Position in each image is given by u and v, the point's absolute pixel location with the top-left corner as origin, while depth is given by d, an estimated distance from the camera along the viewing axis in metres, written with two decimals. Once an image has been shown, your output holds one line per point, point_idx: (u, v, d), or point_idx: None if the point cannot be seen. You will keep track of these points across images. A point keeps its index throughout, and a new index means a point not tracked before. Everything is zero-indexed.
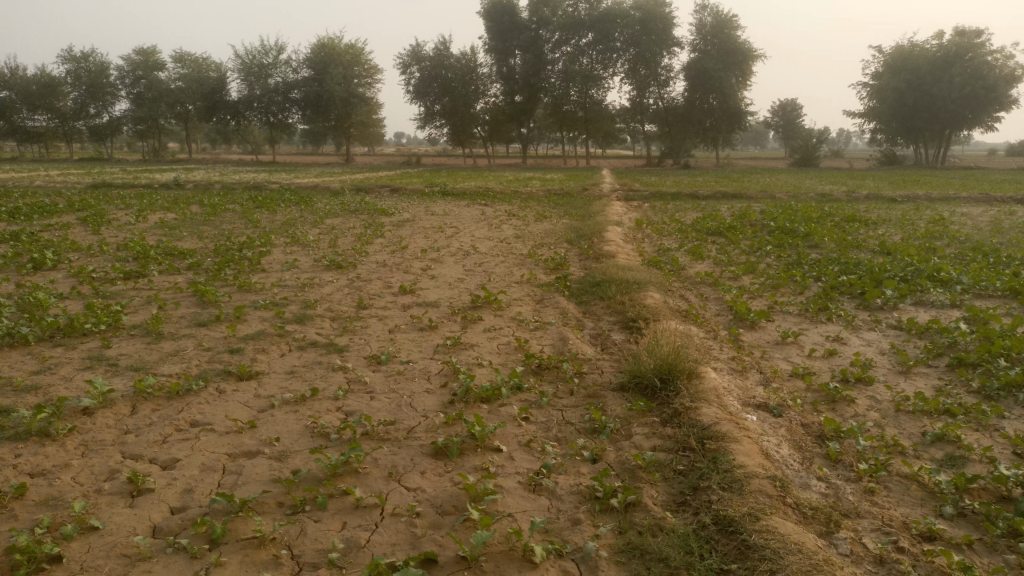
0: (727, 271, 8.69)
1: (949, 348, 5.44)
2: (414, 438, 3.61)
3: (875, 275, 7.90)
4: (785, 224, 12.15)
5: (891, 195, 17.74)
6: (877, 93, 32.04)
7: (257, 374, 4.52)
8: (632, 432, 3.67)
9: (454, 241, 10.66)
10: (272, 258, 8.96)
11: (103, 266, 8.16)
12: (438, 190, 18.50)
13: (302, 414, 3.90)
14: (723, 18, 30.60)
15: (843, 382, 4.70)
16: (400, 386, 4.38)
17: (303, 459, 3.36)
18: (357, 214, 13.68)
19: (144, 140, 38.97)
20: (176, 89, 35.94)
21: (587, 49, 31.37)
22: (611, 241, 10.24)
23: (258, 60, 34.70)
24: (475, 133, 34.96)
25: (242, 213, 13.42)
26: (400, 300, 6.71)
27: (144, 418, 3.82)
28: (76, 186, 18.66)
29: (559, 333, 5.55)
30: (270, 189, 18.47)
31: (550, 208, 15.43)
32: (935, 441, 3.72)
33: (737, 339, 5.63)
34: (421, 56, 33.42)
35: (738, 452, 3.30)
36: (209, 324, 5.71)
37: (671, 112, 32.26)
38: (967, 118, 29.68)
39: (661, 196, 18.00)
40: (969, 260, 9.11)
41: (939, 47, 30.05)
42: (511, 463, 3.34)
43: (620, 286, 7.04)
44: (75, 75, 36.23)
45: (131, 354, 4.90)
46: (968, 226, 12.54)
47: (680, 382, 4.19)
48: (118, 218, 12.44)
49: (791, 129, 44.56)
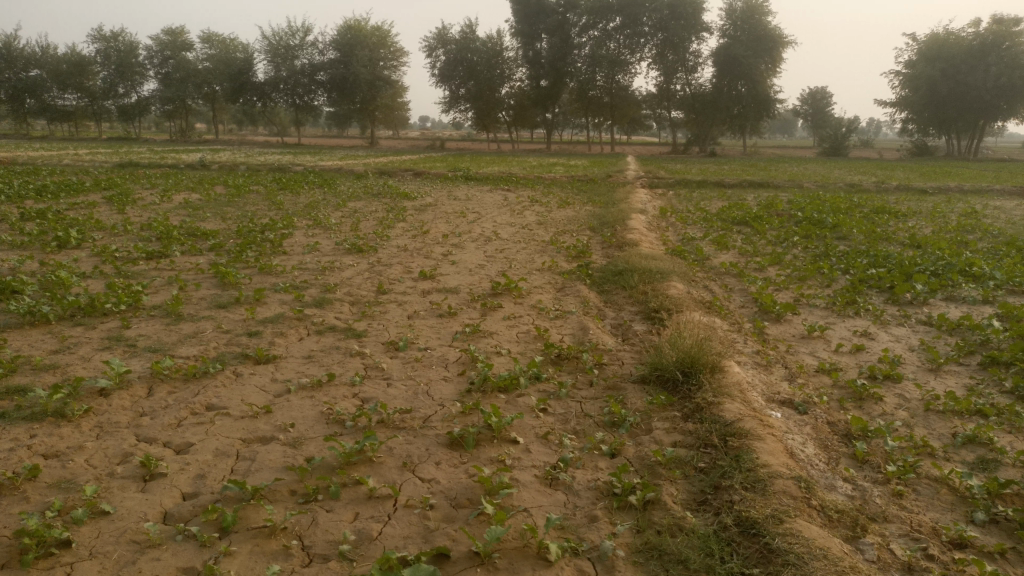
0: (753, 261, 8.55)
1: (982, 346, 5.28)
2: (430, 427, 3.55)
3: (905, 269, 7.72)
4: (812, 215, 11.94)
5: (922, 187, 17.41)
6: (910, 82, 31.38)
7: (274, 357, 4.50)
8: (653, 427, 3.59)
9: (476, 227, 10.58)
10: (294, 240, 8.95)
11: (126, 245, 8.20)
12: (461, 174, 18.43)
13: (317, 400, 3.87)
14: (754, 3, 30.13)
15: (871, 379, 4.58)
16: (417, 374, 4.32)
17: (316, 446, 3.32)
18: (379, 198, 13.64)
19: (172, 121, 39.21)
20: (204, 70, 36.10)
21: (615, 34, 30.99)
22: (635, 229, 10.12)
23: (285, 42, 34.70)
24: (500, 117, 34.80)
25: (265, 194, 13.42)
26: (419, 286, 6.66)
27: (159, 400, 3.80)
28: (104, 165, 18.78)
29: (580, 322, 5.47)
30: (294, 171, 18.48)
31: (573, 194, 15.30)
32: (966, 443, 3.60)
33: (762, 332, 5.52)
34: (447, 39, 33.21)
35: (762, 450, 3.21)
36: (228, 306, 5.69)
37: (698, 99, 31.69)
38: (1002, 109, 28.99)
39: (686, 183, 17.80)
40: (1002, 254, 8.88)
41: (975, 35, 29.38)
42: (528, 455, 3.28)
43: (643, 275, 6.93)
44: (104, 55, 36.50)
45: (150, 335, 4.89)
46: (1001, 220, 12.25)
47: (702, 376, 4.09)
48: (143, 198, 12.52)
49: (821, 118, 43.85)
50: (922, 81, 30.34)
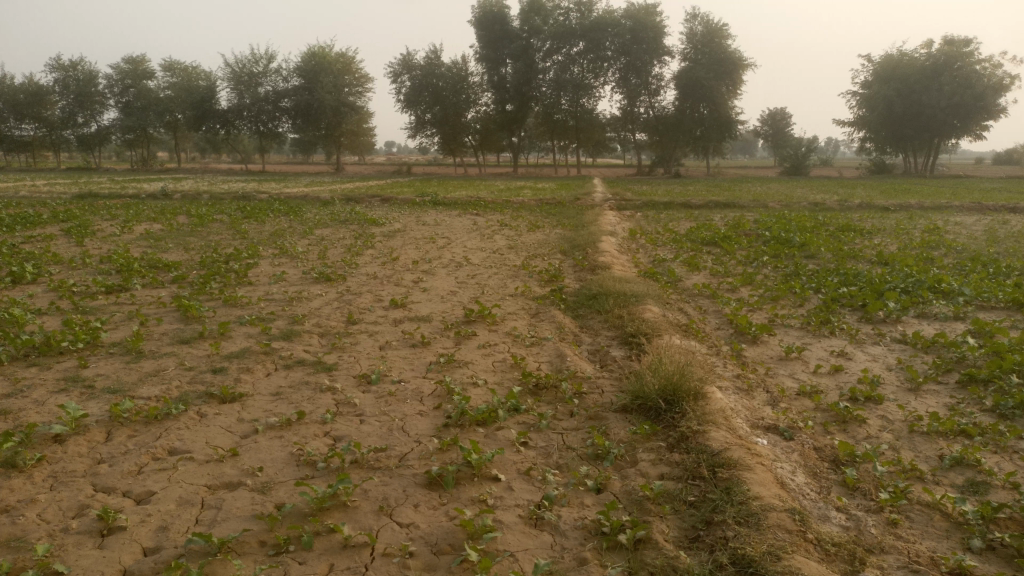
0: (725, 282, 8.53)
1: (958, 363, 5.27)
2: (406, 466, 3.39)
3: (876, 287, 7.73)
4: (779, 234, 12.00)
5: (884, 204, 17.67)
6: (867, 102, 32.01)
7: (240, 396, 4.31)
8: (638, 458, 3.48)
9: (446, 252, 10.44)
10: (259, 270, 8.74)
11: (84, 279, 7.94)
12: (429, 199, 18.30)
13: (288, 440, 3.69)
14: (714, 27, 30.60)
15: (852, 402, 4.51)
16: (392, 409, 4.16)
17: (287, 491, 3.14)
18: (347, 224, 13.46)
19: (134, 150, 38.60)
20: (165, 98, 35.67)
21: (579, 58, 31.31)
22: (606, 252, 10.06)
23: (248, 69, 34.56)
24: (466, 141, 34.85)
25: (230, 224, 13.17)
26: (390, 315, 6.51)
27: (118, 445, 3.61)
28: (62, 196, 18.31)
29: (556, 349, 5.36)
30: (259, 199, 18.20)
31: (542, 218, 15.26)
32: (953, 465, 3.54)
33: (740, 355, 5.45)
34: (412, 65, 33.22)
35: (752, 481, 3.11)
36: (191, 341, 5.48)
37: (661, 121, 32.04)
38: (956, 127, 29.75)
39: (653, 205, 17.85)
40: (969, 270, 8.99)
41: (928, 56, 30.14)
42: (510, 494, 3.14)
43: (618, 299, 6.86)
44: (63, 84, 35.85)
45: (109, 374, 4.68)
46: (963, 236, 12.43)
47: (685, 404, 3.99)
48: (102, 229, 12.23)
49: (781, 138, 44.59)
50: (878, 101, 30.95)
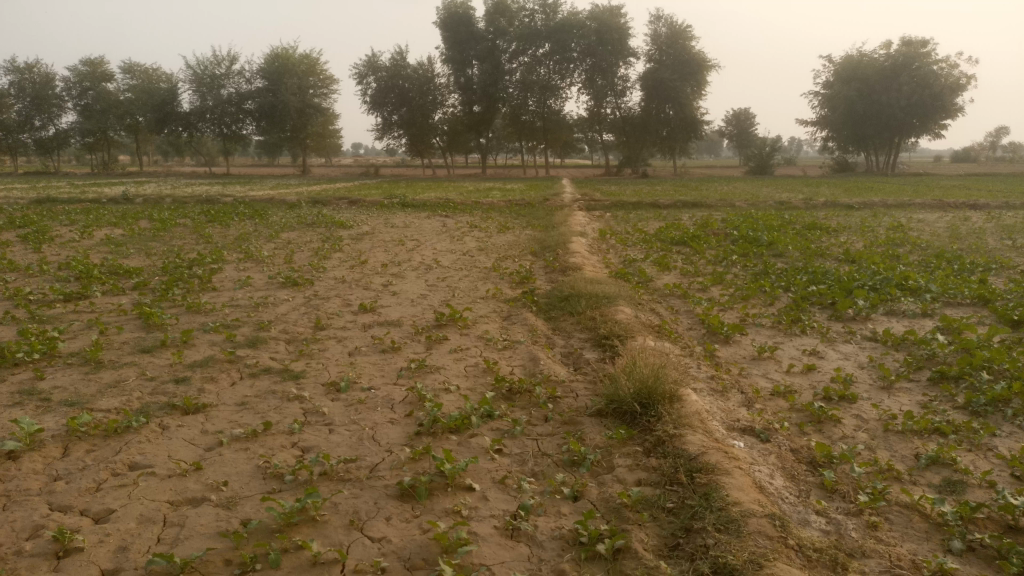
0: (695, 282, 8.52)
1: (929, 361, 5.29)
2: (378, 477, 3.30)
3: (845, 285, 7.78)
4: (747, 233, 12.06)
5: (848, 202, 17.88)
6: (829, 101, 32.43)
7: (204, 407, 4.17)
8: (615, 464, 3.42)
9: (415, 255, 10.32)
10: (224, 276, 8.56)
11: (41, 286, 7.70)
12: (397, 201, 18.16)
13: (254, 453, 3.56)
14: (678, 28, 30.82)
15: (826, 402, 4.50)
16: (362, 417, 4.05)
17: (252, 507, 3.03)
18: (314, 227, 13.27)
19: (94, 153, 37.82)
20: (126, 101, 35.01)
21: (545, 60, 31.35)
22: (576, 253, 10.01)
23: (210, 71, 33.99)
24: (433, 143, 34.60)
25: (193, 228, 12.92)
26: (359, 319, 6.38)
27: (75, 461, 3.45)
28: (20, 201, 17.87)
29: (529, 352, 5.29)
30: (223, 203, 17.90)
31: (512, 219, 15.19)
32: (929, 464, 3.53)
33: (713, 355, 5.42)
34: (378, 67, 32.94)
35: (731, 486, 3.06)
36: (153, 350, 5.31)
37: (628, 121, 32.13)
38: (915, 125, 30.35)
39: (622, 205, 17.89)
40: (933, 267, 9.09)
41: (887, 57, 30.63)
42: (486, 504, 3.05)
43: (590, 300, 6.81)
44: (19, 87, 35.08)
45: (66, 386, 4.50)
46: (926, 233, 12.61)
47: (661, 407, 3.94)
48: (61, 235, 11.91)
49: (745, 137, 45.04)
50: (840, 101, 31.40)
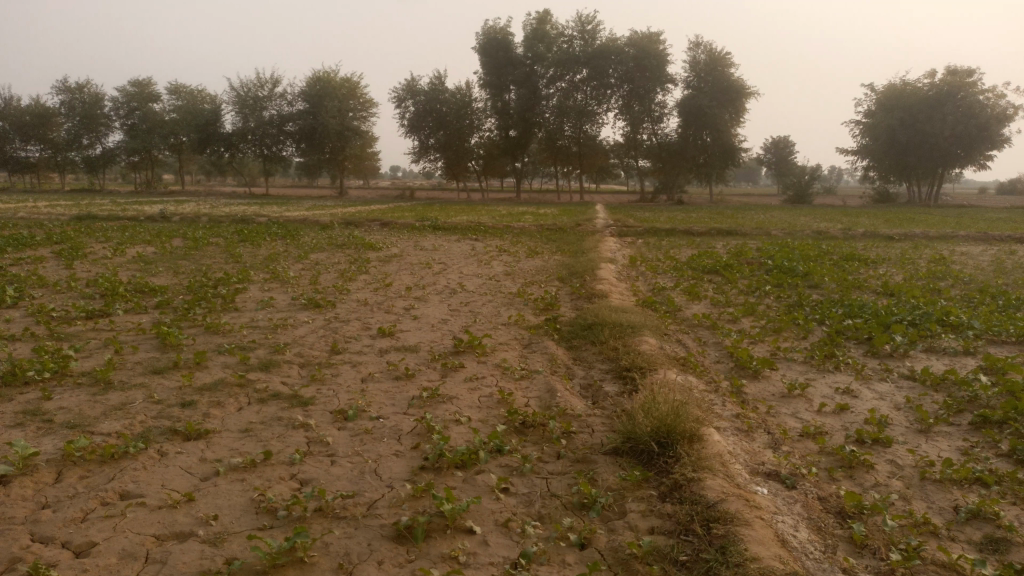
0: (725, 312, 8.26)
1: (971, 404, 4.98)
2: (375, 516, 3.13)
3: (882, 319, 7.47)
4: (782, 263, 11.77)
5: (888, 233, 17.44)
6: (870, 130, 31.81)
7: (206, 433, 4.04)
8: (626, 509, 3.21)
9: (441, 278, 10.22)
10: (247, 296, 8.51)
11: (65, 303, 7.71)
12: (429, 224, 18.13)
13: (249, 484, 3.42)
14: (716, 55, 30.62)
15: (859, 445, 4.23)
16: (366, 449, 3.89)
17: (239, 544, 2.88)
18: (343, 249, 13.25)
19: (138, 172, 38.58)
20: (170, 121, 35.71)
21: (582, 85, 31.32)
22: (604, 280, 9.83)
23: (253, 93, 34.56)
24: (469, 167, 34.73)
25: (225, 247, 12.97)
26: (376, 344, 6.25)
27: (67, 488, 3.34)
28: (61, 217, 18.19)
29: (546, 383, 5.11)
30: (257, 222, 18.03)
31: (542, 243, 15.09)
32: (969, 519, 3.26)
33: (740, 391, 5.18)
34: (416, 90, 33.30)
35: (750, 539, 2.83)
36: (165, 371, 5.22)
37: (664, 148, 31.94)
38: (960, 155, 29.66)
39: (655, 232, 17.63)
40: (977, 302, 8.71)
41: (931, 85, 30.10)
42: (484, 550, 2.87)
43: (613, 329, 6.60)
44: (69, 106, 36.06)
45: (71, 408, 4.41)
46: (969, 267, 12.15)
47: (680, 447, 3.71)
48: (94, 252, 12.02)
49: (784, 165, 44.54)
50: (881, 130, 30.78)
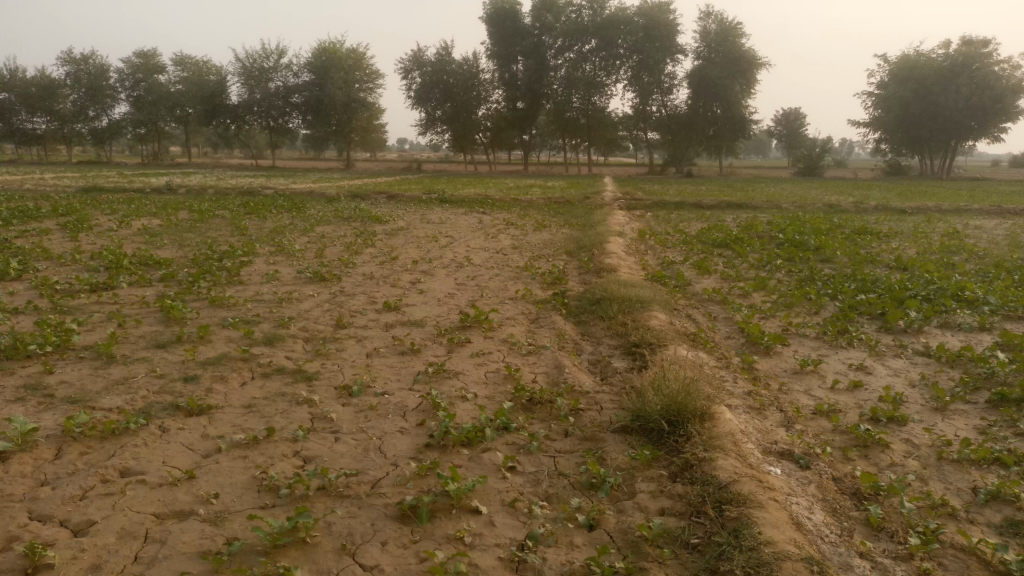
0: (736, 287, 8.13)
1: (987, 381, 4.87)
2: (378, 495, 3.06)
3: (896, 294, 7.34)
4: (793, 236, 11.61)
5: (901, 206, 17.20)
6: (883, 102, 31.33)
7: (209, 408, 3.98)
8: (636, 489, 3.13)
9: (448, 252, 10.11)
10: (252, 269, 8.43)
11: (69, 276, 7.65)
12: (436, 197, 17.96)
13: (251, 462, 3.36)
14: (728, 25, 30.14)
15: (873, 423, 4.14)
16: (371, 425, 3.82)
17: (240, 524, 2.82)
18: (350, 222, 13.13)
19: (145, 144, 38.40)
20: (177, 93, 35.46)
21: (591, 56, 30.92)
22: (612, 253, 9.70)
23: (259, 64, 34.27)
24: (477, 139, 34.40)
25: (230, 220, 12.86)
26: (382, 318, 6.17)
27: (67, 464, 3.29)
28: (67, 189, 18.11)
29: (555, 359, 5.02)
30: (263, 195, 17.90)
31: (550, 216, 14.94)
32: (988, 501, 3.17)
33: (751, 368, 5.08)
34: (423, 62, 32.98)
35: (764, 521, 2.75)
36: (167, 345, 5.16)
37: (674, 119, 31.57)
38: (974, 128, 29.23)
39: (664, 205, 17.43)
40: (992, 277, 8.56)
41: (945, 56, 29.60)
42: (491, 531, 2.80)
43: (622, 304, 6.50)
44: (75, 78, 35.83)
45: (72, 382, 4.35)
46: (984, 241, 11.94)
47: (691, 425, 3.62)
48: (100, 224, 11.94)
49: (795, 138, 44.02)
50: (894, 101, 30.33)
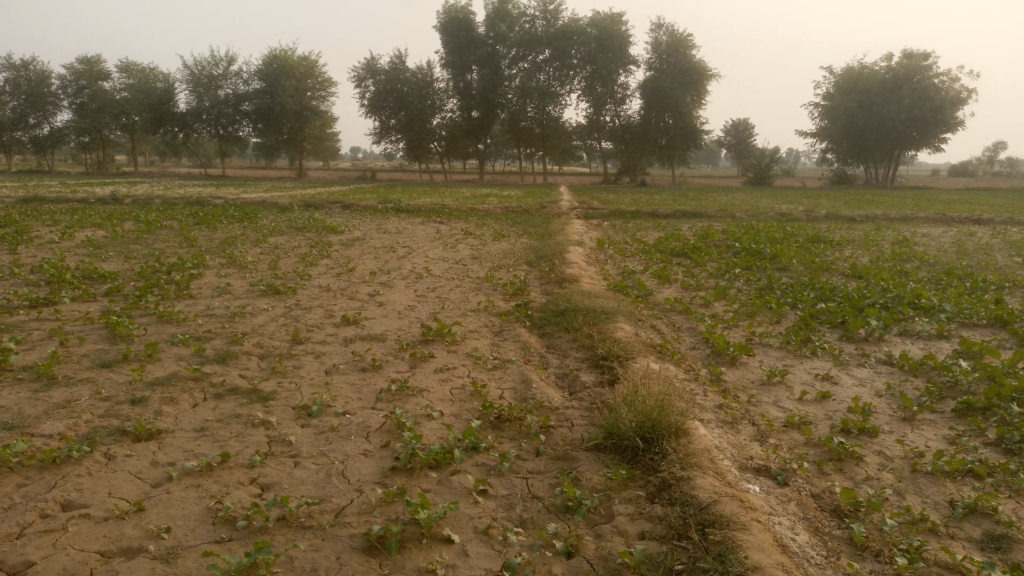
0: (697, 296, 8.11)
1: (953, 390, 4.89)
2: (343, 525, 2.88)
3: (855, 302, 7.38)
4: (749, 245, 11.69)
5: (850, 215, 17.54)
6: (829, 113, 32.11)
7: (158, 433, 3.75)
8: (614, 512, 3.02)
9: (406, 263, 9.91)
10: (203, 281, 8.14)
11: (7, 291, 7.26)
12: (392, 206, 17.70)
13: (205, 491, 3.15)
14: (679, 37, 30.54)
15: (845, 436, 4.08)
16: (333, 448, 3.64)
17: (193, 560, 2.62)
18: (304, 232, 12.83)
19: (89, 153, 37.24)
20: (122, 100, 34.54)
21: (545, 66, 30.97)
22: (573, 263, 9.61)
23: (207, 71, 33.58)
24: (431, 148, 34.17)
25: (179, 231, 12.45)
26: (341, 333, 5.96)
27: (1, 498, 3.04)
28: (6, 199, 17.41)
29: (521, 373, 4.89)
30: (213, 205, 17.43)
31: (508, 226, 14.84)
32: (966, 514, 3.12)
33: (720, 380, 5.02)
34: (376, 70, 32.65)
35: (749, 545, 2.65)
36: (113, 365, 4.89)
37: (627, 129, 31.80)
38: (915, 138, 30.06)
39: (620, 214, 17.48)
40: (945, 284, 8.69)
41: (888, 69, 30.41)
42: (464, 562, 2.65)
43: (587, 316, 6.39)
44: (14, 84, 34.61)
45: (9, 406, 4.07)
46: (932, 248, 12.22)
47: (665, 443, 3.53)
48: (41, 236, 11.44)
49: (744, 148, 44.83)
50: (840, 113, 31.07)
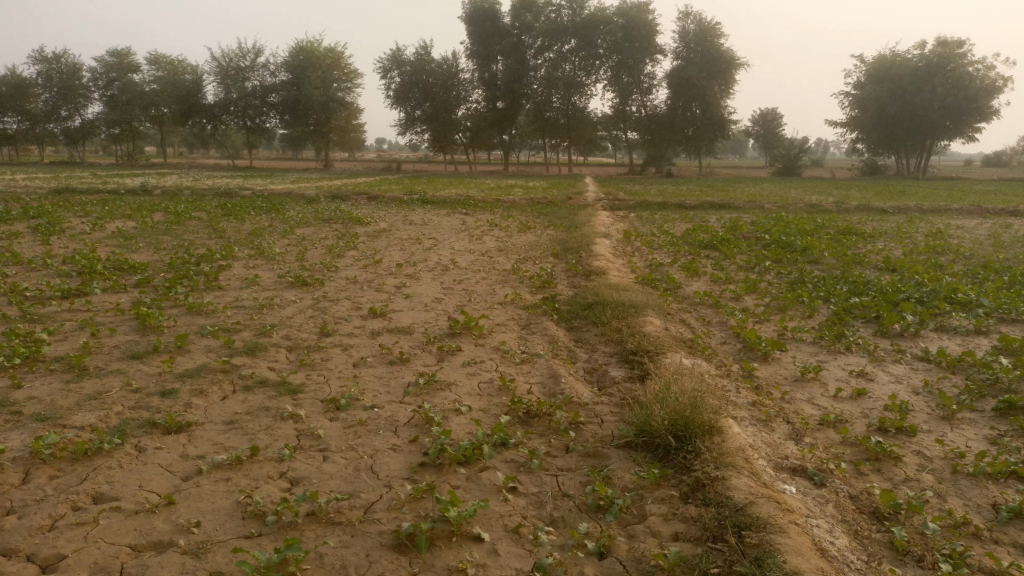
0: (727, 289, 8.00)
1: (993, 387, 4.76)
2: (372, 521, 2.86)
3: (889, 297, 7.23)
4: (779, 237, 11.51)
5: (881, 206, 17.24)
6: (860, 102, 31.56)
7: (188, 426, 3.75)
8: (647, 512, 2.96)
9: (432, 255, 9.88)
10: (231, 273, 8.17)
11: (40, 282, 7.35)
12: (417, 197, 17.70)
13: (235, 485, 3.14)
14: (706, 26, 30.16)
15: (882, 435, 3.99)
16: (361, 443, 3.62)
17: (223, 556, 2.61)
18: (330, 224, 12.87)
19: (119, 144, 37.69)
20: (151, 92, 34.90)
21: (570, 56, 30.74)
22: (600, 256, 9.52)
23: (235, 63, 33.79)
24: (456, 139, 34.19)
25: (207, 222, 12.55)
26: (368, 325, 5.95)
27: (35, 490, 3.06)
28: (39, 190, 17.66)
29: (549, 368, 4.84)
30: (241, 196, 17.55)
31: (533, 217, 14.77)
32: (1011, 519, 3.02)
33: (752, 376, 4.92)
34: (401, 61, 32.58)
35: (787, 549, 2.59)
36: (144, 356, 4.91)
37: (653, 120, 31.53)
38: (948, 127, 29.46)
39: (647, 206, 17.32)
40: (982, 278, 8.49)
41: (921, 57, 29.80)
42: (495, 561, 2.62)
43: (615, 309, 6.32)
44: (46, 77, 35.11)
45: (42, 398, 4.10)
46: (968, 241, 11.95)
47: (698, 441, 3.46)
48: (72, 227, 11.57)
49: (772, 138, 44.24)
50: (871, 102, 30.53)
